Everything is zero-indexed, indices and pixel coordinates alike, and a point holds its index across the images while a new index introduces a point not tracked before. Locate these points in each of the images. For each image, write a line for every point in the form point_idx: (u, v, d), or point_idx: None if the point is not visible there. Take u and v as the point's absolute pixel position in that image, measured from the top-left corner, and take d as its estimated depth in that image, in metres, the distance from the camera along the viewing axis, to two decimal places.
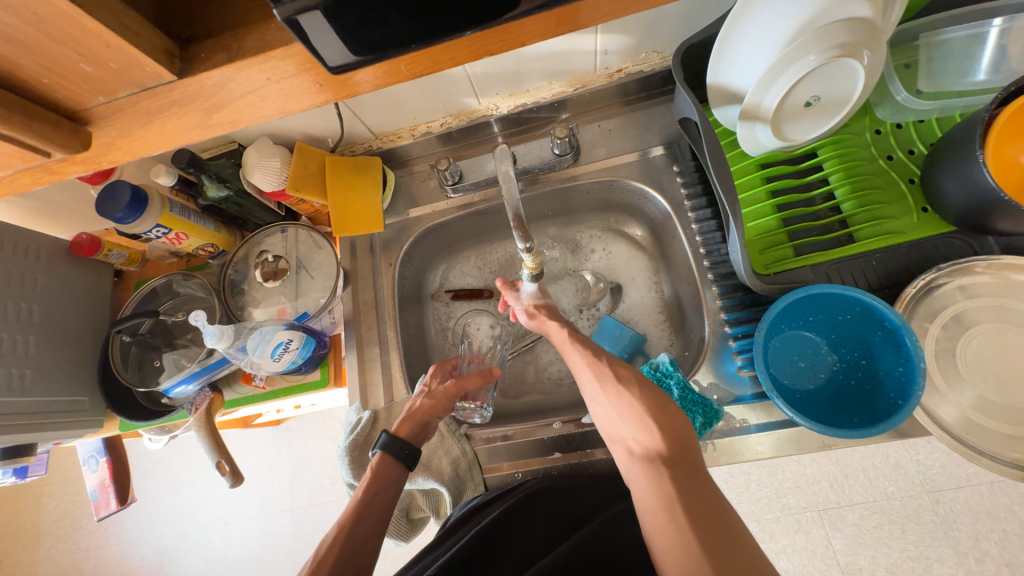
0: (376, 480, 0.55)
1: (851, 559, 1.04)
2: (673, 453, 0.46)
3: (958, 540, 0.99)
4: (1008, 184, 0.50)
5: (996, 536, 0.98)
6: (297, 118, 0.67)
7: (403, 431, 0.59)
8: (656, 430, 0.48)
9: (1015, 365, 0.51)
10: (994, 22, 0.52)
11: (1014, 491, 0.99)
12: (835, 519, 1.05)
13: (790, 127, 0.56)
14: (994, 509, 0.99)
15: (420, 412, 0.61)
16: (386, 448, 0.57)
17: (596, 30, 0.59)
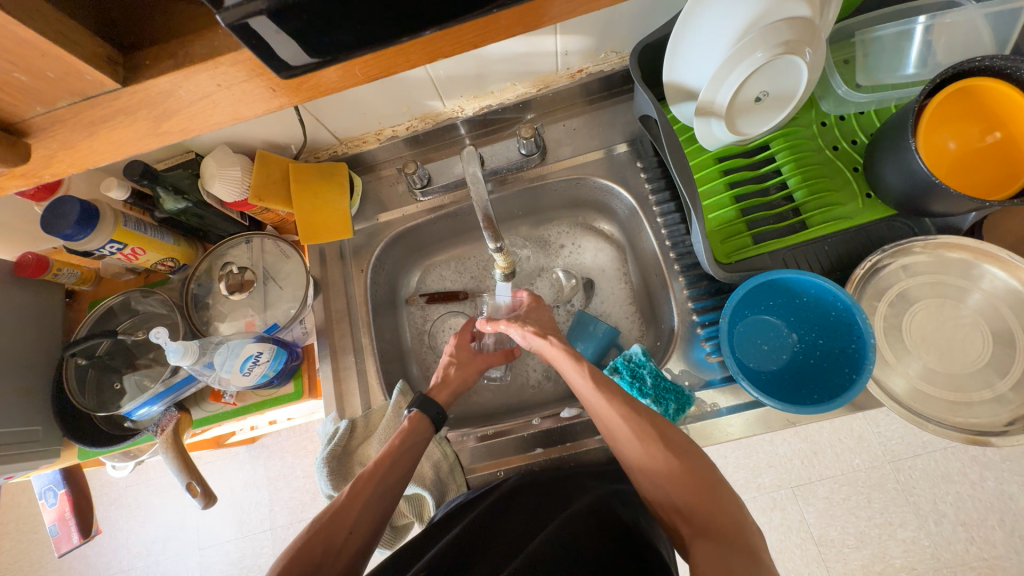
0: (410, 433, 0.57)
1: (824, 531, 1.09)
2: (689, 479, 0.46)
3: (918, 504, 1.06)
4: (939, 168, 0.54)
5: (952, 498, 1.05)
6: (255, 124, 0.65)
7: (441, 397, 0.64)
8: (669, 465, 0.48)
9: (954, 336, 0.55)
10: (920, 20, 0.56)
11: (964, 455, 1.06)
12: (808, 494, 1.10)
13: (743, 121, 0.59)
14: (948, 473, 1.06)
15: (455, 378, 0.66)
16: (422, 407, 0.60)
17: (555, 31, 0.60)
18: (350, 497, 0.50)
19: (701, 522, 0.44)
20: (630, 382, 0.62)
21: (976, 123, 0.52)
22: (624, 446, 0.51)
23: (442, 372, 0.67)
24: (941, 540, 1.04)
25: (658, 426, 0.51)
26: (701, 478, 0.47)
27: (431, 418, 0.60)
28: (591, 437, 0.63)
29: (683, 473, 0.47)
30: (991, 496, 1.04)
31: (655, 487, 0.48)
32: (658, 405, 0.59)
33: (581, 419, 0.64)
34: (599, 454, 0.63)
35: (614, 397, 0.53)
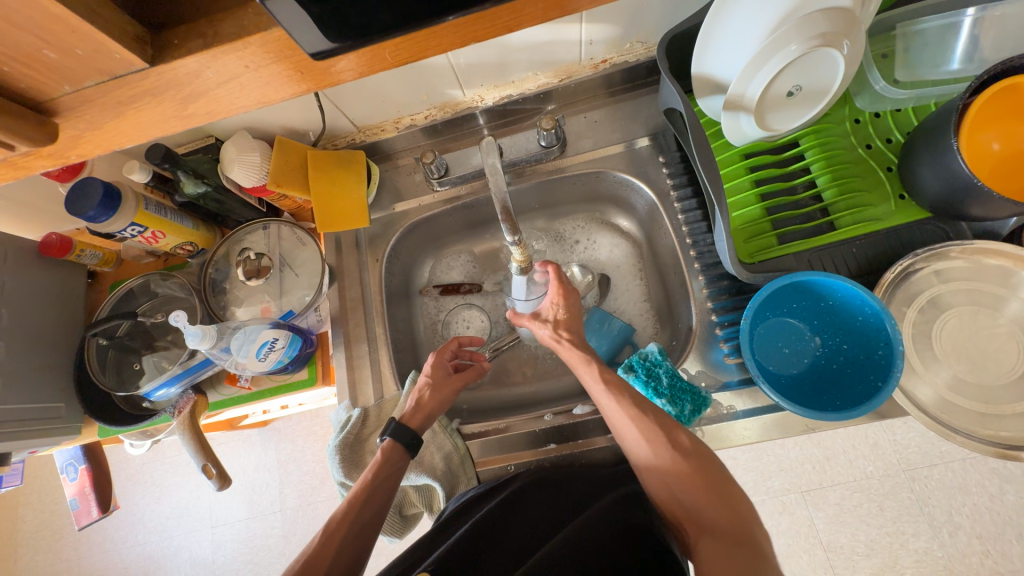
0: (386, 466, 0.55)
1: (833, 537, 1.07)
2: (707, 478, 0.46)
3: (932, 515, 1.04)
4: (980, 170, 0.52)
5: (968, 510, 1.03)
6: (275, 110, 0.65)
7: (413, 422, 0.60)
8: (687, 464, 0.47)
9: (987, 345, 0.53)
10: (969, 12, 0.53)
11: (984, 467, 1.04)
12: (818, 500, 1.09)
13: (773, 116, 0.57)
14: (966, 484, 1.04)
15: (427, 403, 0.62)
16: (395, 436, 0.57)
17: (581, 19, 0.59)
18: (324, 541, 0.48)
19: (712, 524, 0.44)
20: (645, 381, 0.60)
21: None
22: (632, 444, 0.51)
23: (414, 398, 0.62)
24: (955, 552, 1.02)
25: (665, 425, 0.50)
26: (709, 475, 0.46)
27: (405, 444, 0.57)
28: (603, 435, 0.63)
29: (690, 472, 0.47)
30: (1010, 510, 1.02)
31: (675, 488, 0.47)
32: (673, 406, 0.58)
33: (593, 416, 0.64)
34: (612, 453, 0.62)
35: (623, 397, 0.53)
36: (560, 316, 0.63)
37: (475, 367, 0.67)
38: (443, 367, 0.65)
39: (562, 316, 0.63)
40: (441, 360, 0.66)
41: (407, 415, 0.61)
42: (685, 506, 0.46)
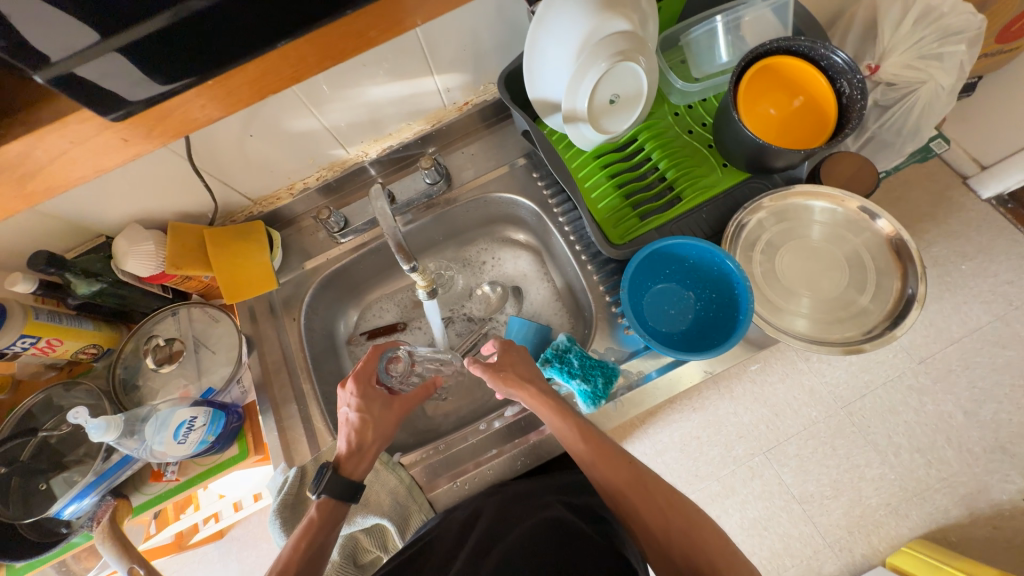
0: (320, 527, 0.55)
1: (802, 487, 1.14)
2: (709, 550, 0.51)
3: (875, 441, 1.14)
4: (769, 133, 0.64)
5: (902, 428, 1.14)
6: (161, 198, 0.68)
7: (348, 468, 0.59)
8: (691, 534, 0.52)
9: (818, 266, 0.63)
10: (717, 19, 0.67)
11: (902, 386, 1.15)
12: (780, 455, 1.15)
13: (608, 121, 0.67)
14: (894, 405, 1.15)
15: (364, 444, 0.61)
16: (329, 491, 0.57)
17: (431, 72, 0.69)
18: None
19: None
20: (559, 367, 0.65)
21: (784, 92, 0.64)
22: (637, 517, 0.55)
23: (345, 437, 0.61)
24: (904, 470, 1.12)
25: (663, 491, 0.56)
26: (711, 546, 0.52)
27: (341, 496, 0.57)
28: (537, 428, 0.67)
29: (696, 542, 0.52)
30: (932, 418, 1.14)
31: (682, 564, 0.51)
32: (587, 383, 0.63)
33: (524, 414, 0.68)
34: (550, 445, 0.66)
35: (621, 465, 0.57)
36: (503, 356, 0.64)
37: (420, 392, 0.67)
38: (381, 400, 0.63)
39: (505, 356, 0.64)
40: (368, 388, 0.64)
41: (341, 459, 0.60)
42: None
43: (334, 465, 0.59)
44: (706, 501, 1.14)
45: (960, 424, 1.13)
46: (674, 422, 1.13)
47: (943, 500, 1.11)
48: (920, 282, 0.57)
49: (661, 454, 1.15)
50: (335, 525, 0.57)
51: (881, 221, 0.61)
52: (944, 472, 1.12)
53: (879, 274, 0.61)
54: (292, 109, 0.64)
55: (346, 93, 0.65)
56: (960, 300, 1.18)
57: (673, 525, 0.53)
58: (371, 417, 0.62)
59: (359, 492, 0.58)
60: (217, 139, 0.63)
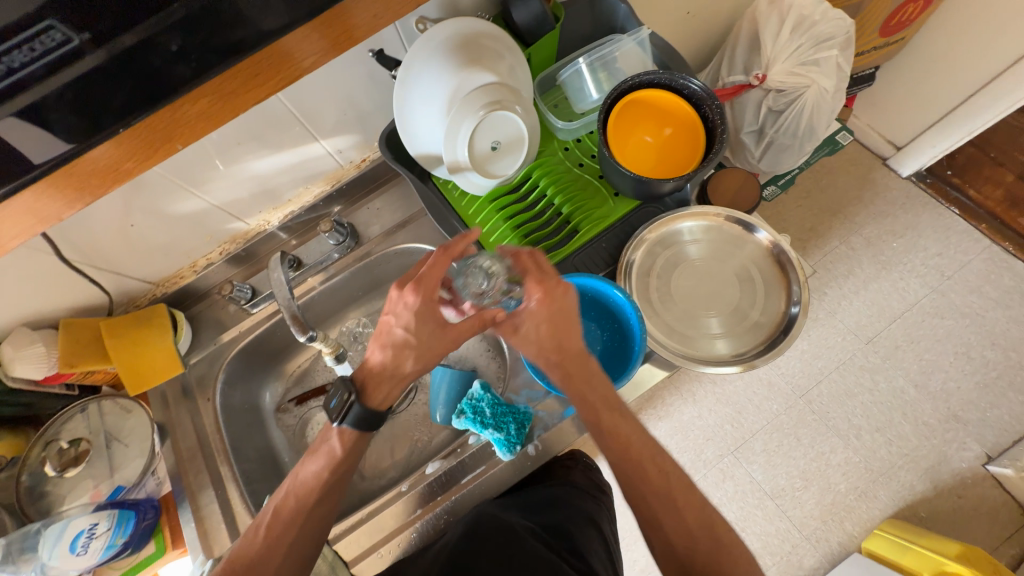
0: (341, 462, 0.55)
1: (774, 482, 1.12)
2: (709, 530, 0.49)
3: (836, 426, 1.14)
4: (648, 161, 0.66)
5: (860, 410, 1.14)
6: (47, 299, 0.66)
7: (374, 398, 0.55)
8: (692, 512, 0.49)
9: (714, 283, 0.64)
10: (580, 61, 0.70)
11: (853, 368, 1.17)
12: (748, 453, 1.14)
13: (495, 166, 0.68)
14: (849, 388, 1.16)
15: (397, 370, 0.55)
16: (353, 426, 0.55)
17: (315, 138, 0.69)
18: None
19: None
20: (473, 418, 0.65)
21: (654, 121, 0.66)
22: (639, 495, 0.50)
23: (386, 355, 0.55)
24: (868, 452, 1.12)
25: (699, 506, 0.50)
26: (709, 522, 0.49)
27: (363, 432, 0.56)
28: (459, 482, 0.65)
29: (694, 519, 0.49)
30: (887, 396, 1.15)
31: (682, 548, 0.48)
32: (500, 431, 0.62)
33: (446, 468, 0.66)
34: (474, 496, 0.64)
35: (633, 429, 0.53)
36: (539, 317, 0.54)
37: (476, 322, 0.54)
38: (431, 322, 0.53)
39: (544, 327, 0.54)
40: (427, 303, 0.53)
41: (370, 388, 0.55)
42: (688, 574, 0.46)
43: (359, 390, 0.56)
44: None
45: (914, 398, 1.14)
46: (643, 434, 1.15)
47: (910, 476, 1.10)
48: (801, 292, 0.59)
49: None
50: (354, 459, 0.56)
51: (761, 235, 0.63)
52: (907, 448, 1.11)
53: (767, 286, 0.63)
54: (170, 193, 0.63)
55: (226, 169, 0.65)
56: (896, 276, 1.21)
57: (682, 506, 0.49)
58: (415, 340, 0.53)
59: (382, 421, 0.56)
60: (94, 232, 0.62)
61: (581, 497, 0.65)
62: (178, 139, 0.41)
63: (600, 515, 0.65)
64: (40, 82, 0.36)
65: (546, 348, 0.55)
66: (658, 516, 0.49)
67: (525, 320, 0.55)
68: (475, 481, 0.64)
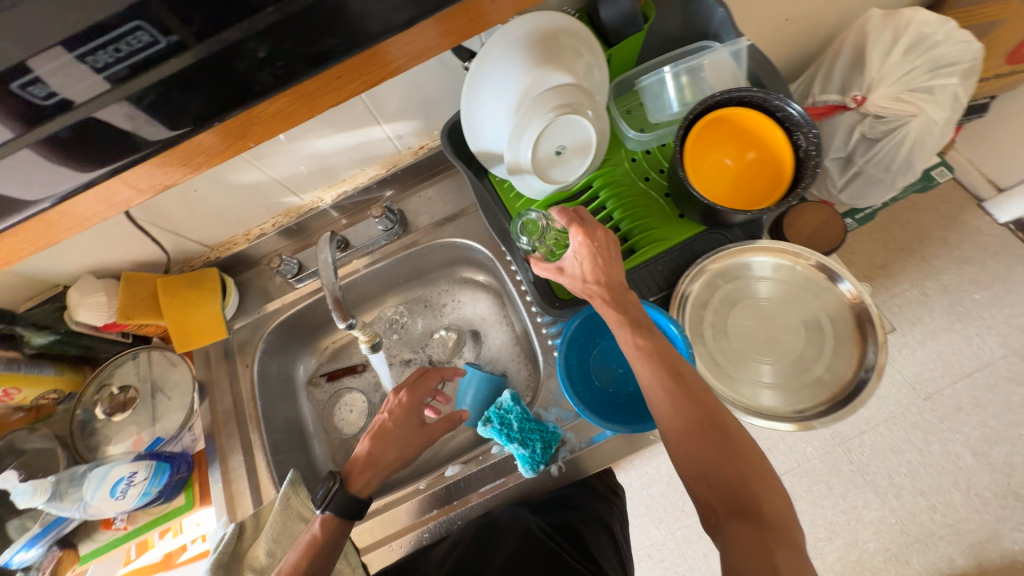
0: (320, 548, 0.55)
1: None
2: (727, 437, 0.41)
3: (875, 482, 1.03)
4: (724, 185, 0.61)
5: (905, 469, 1.03)
6: (112, 251, 0.69)
7: (357, 484, 0.60)
8: (709, 414, 0.43)
9: (777, 327, 0.59)
10: (666, 69, 0.64)
11: (905, 422, 1.05)
12: None
13: (555, 172, 0.65)
14: (896, 443, 1.04)
15: (381, 459, 0.61)
16: (334, 508, 0.57)
17: (378, 121, 0.68)
18: None
19: (734, 500, 0.39)
20: (499, 429, 0.63)
21: (736, 143, 0.60)
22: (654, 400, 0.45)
23: (369, 444, 0.62)
24: (906, 514, 1.01)
25: (717, 408, 0.43)
26: (726, 433, 0.42)
27: (344, 513, 0.57)
28: (477, 490, 0.64)
29: (710, 426, 0.42)
30: (937, 459, 1.03)
31: (700, 454, 0.41)
32: (526, 447, 0.60)
33: (465, 474, 0.65)
34: (490, 508, 0.63)
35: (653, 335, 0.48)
36: (586, 267, 0.52)
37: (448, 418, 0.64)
38: (412, 414, 0.64)
39: (592, 268, 0.52)
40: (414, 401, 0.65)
41: (354, 476, 0.60)
42: (704, 478, 0.41)
43: (343, 478, 0.60)
44: (693, 539, 1.07)
45: (968, 466, 1.02)
46: (662, 455, 1.10)
47: (949, 548, 0.99)
48: (879, 356, 0.53)
49: (647, 488, 1.10)
50: (338, 544, 0.56)
51: (844, 285, 0.57)
52: (952, 518, 1.00)
53: (839, 341, 0.57)
54: (233, 164, 0.64)
55: (287, 145, 0.65)
56: (972, 331, 1.07)
57: (698, 410, 0.43)
58: (396, 424, 0.63)
59: (364, 509, 0.59)
60: (159, 194, 0.63)
61: (595, 496, 0.64)
62: (254, 137, 0.40)
63: (613, 517, 0.64)
64: (123, 82, 0.34)
65: (590, 281, 0.52)
66: (669, 407, 0.43)
67: (569, 260, 0.53)
68: (494, 491, 0.63)
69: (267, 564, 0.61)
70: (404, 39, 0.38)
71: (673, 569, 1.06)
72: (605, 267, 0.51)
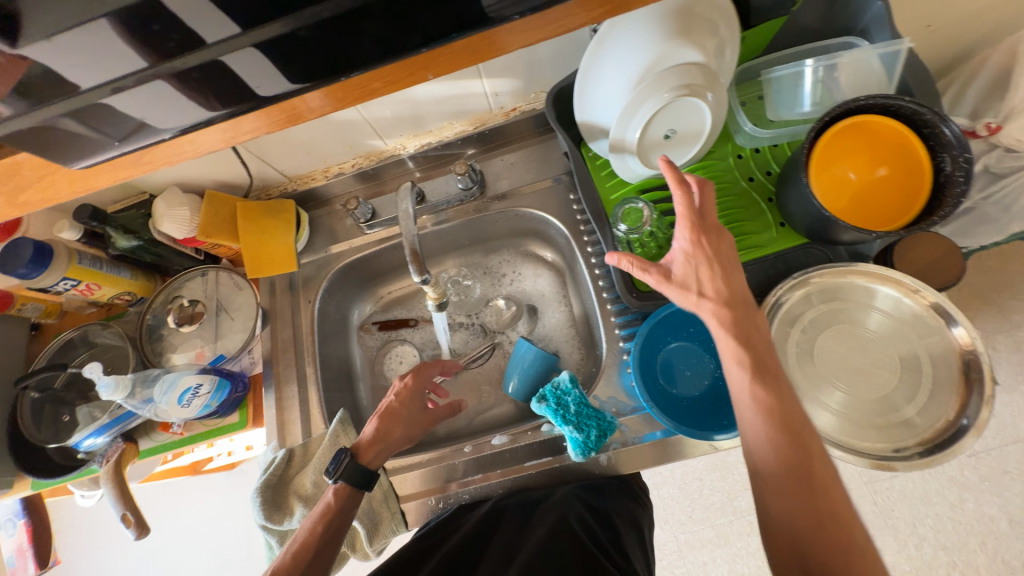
0: (335, 514, 0.56)
1: None
2: (814, 485, 0.39)
3: (896, 527, 0.99)
4: (842, 199, 0.56)
5: (931, 521, 0.99)
6: (202, 167, 0.69)
7: (366, 456, 0.61)
8: (802, 457, 0.40)
9: (864, 359, 0.56)
10: (807, 63, 0.59)
11: (942, 475, 0.99)
12: None
13: (659, 156, 0.61)
14: (926, 494, 0.99)
15: (389, 436, 0.63)
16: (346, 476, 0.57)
17: (480, 74, 0.65)
18: (297, 551, 0.54)
19: (807, 552, 0.38)
20: (554, 409, 0.62)
21: (868, 156, 0.55)
22: (747, 426, 0.44)
23: (374, 424, 0.63)
24: (921, 565, 0.98)
25: (819, 458, 0.41)
26: (819, 482, 0.40)
27: (358, 483, 0.57)
28: (521, 463, 0.65)
29: (797, 468, 0.40)
30: (969, 518, 0.97)
31: (782, 493, 0.40)
32: (579, 432, 0.60)
33: (511, 446, 0.66)
34: (533, 482, 0.64)
35: (763, 358, 0.45)
36: (701, 261, 0.48)
37: (447, 406, 0.68)
38: (416, 396, 0.66)
39: (706, 264, 0.48)
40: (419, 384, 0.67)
41: (363, 448, 0.61)
42: (781, 518, 0.40)
43: (353, 452, 0.60)
44: (695, 545, 1.07)
45: (1003, 532, 0.96)
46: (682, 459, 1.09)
47: None
48: (982, 411, 0.48)
49: (658, 487, 1.09)
50: (349, 507, 0.58)
51: (958, 329, 0.51)
52: None
53: (936, 387, 0.52)
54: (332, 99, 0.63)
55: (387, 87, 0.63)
56: None
57: (797, 451, 0.41)
58: (401, 402, 0.65)
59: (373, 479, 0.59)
60: None
61: (635, 492, 0.64)
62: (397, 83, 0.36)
63: (645, 517, 0.63)
64: None
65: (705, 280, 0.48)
66: (768, 437, 0.42)
67: (677, 259, 0.50)
68: (540, 468, 0.64)
69: (313, 493, 0.64)
70: (548, 14, 0.31)
71: (671, 570, 1.07)
72: (722, 257, 0.48)
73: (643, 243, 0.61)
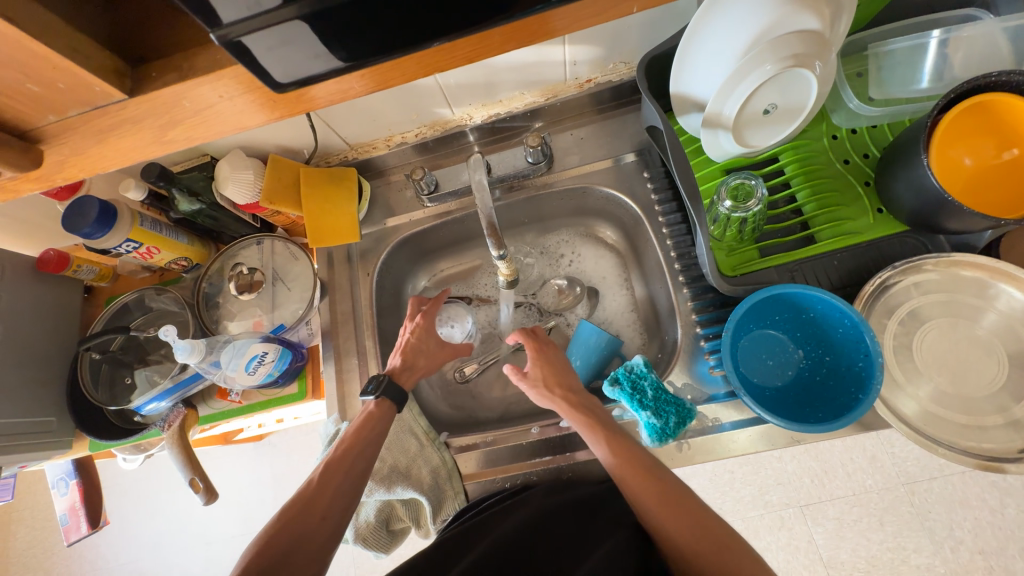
0: (377, 420, 0.59)
1: (833, 553, 0.99)
2: (691, 514, 0.45)
3: (933, 530, 0.96)
4: (954, 184, 0.53)
5: (970, 524, 0.95)
6: (269, 129, 0.67)
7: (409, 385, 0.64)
8: (670, 497, 0.46)
9: (970, 356, 0.53)
10: (934, 34, 0.56)
11: (983, 480, 0.96)
12: (817, 514, 1.00)
13: (753, 133, 0.58)
14: (966, 497, 0.96)
15: (415, 366, 0.65)
16: (385, 393, 0.60)
17: (564, 41, 0.61)
18: (326, 480, 0.53)
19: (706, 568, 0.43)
20: (630, 394, 0.60)
21: (992, 139, 0.51)
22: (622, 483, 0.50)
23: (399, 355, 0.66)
24: (957, 568, 0.94)
25: (673, 485, 0.48)
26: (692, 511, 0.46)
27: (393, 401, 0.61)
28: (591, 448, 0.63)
29: (671, 507, 0.46)
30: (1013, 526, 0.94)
31: (671, 535, 0.45)
32: (657, 417, 0.58)
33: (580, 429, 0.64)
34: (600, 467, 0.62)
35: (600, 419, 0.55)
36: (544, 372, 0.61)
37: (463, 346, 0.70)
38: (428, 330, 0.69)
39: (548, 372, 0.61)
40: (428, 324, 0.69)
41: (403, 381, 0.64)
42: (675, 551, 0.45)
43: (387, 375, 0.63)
44: None
45: None
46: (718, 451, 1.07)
47: None
48: None
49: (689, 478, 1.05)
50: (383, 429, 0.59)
51: None
52: None
53: None
54: None
55: None
56: None
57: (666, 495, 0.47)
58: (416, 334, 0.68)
59: (405, 402, 0.63)
60: None
61: None
62: (538, 38, 0.34)
63: None
64: None
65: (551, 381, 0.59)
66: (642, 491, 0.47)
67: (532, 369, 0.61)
68: None
69: (377, 467, 0.63)
70: None
71: None
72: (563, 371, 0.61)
73: (743, 228, 0.59)
